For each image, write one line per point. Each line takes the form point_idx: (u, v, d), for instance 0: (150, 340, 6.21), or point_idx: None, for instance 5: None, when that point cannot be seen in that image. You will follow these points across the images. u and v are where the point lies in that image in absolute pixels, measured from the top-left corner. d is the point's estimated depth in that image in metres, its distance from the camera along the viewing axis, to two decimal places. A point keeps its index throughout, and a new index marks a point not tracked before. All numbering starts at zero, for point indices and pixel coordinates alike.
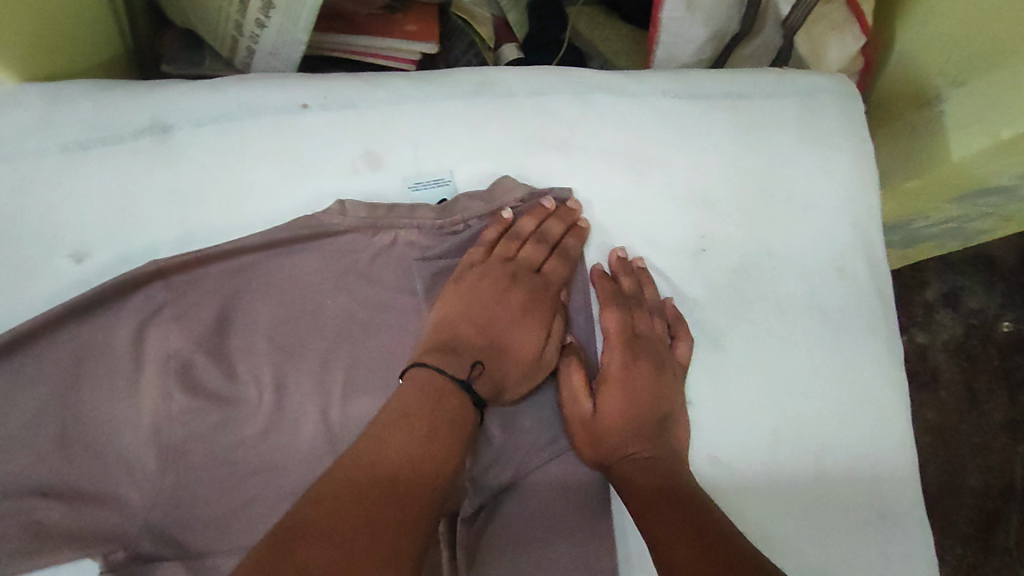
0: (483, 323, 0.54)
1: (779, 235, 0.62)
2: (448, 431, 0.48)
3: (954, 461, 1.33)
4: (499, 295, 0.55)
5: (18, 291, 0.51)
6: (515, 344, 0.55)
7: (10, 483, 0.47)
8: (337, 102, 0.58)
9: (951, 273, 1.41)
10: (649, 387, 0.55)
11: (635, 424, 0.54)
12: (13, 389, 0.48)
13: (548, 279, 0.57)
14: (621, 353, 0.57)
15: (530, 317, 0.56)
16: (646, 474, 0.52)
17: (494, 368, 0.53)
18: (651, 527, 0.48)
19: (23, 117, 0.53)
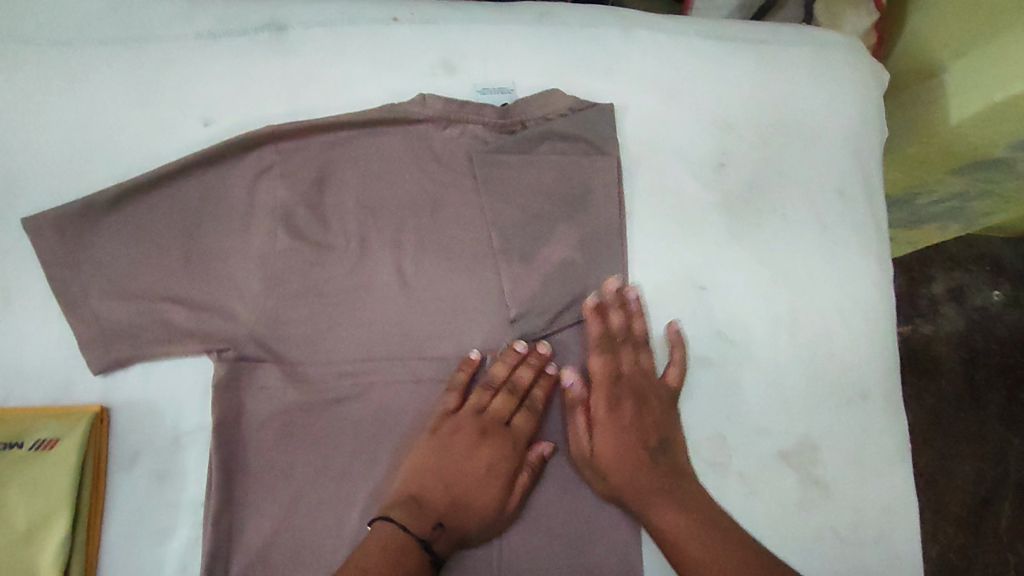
0: (444, 479, 0.58)
1: (790, 160, 0.72)
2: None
3: (951, 447, 1.38)
4: (466, 454, 0.59)
5: (155, 142, 0.62)
6: (477, 496, 0.58)
7: (147, 288, 0.58)
8: (422, 19, 0.69)
9: (958, 270, 1.48)
10: (637, 423, 0.61)
11: (633, 464, 0.60)
12: (152, 217, 0.60)
13: (515, 435, 0.61)
14: (616, 395, 0.62)
15: (488, 481, 0.58)
16: (667, 503, 0.57)
17: (455, 523, 0.57)
18: (678, 549, 0.56)
19: (171, 11, 0.65)
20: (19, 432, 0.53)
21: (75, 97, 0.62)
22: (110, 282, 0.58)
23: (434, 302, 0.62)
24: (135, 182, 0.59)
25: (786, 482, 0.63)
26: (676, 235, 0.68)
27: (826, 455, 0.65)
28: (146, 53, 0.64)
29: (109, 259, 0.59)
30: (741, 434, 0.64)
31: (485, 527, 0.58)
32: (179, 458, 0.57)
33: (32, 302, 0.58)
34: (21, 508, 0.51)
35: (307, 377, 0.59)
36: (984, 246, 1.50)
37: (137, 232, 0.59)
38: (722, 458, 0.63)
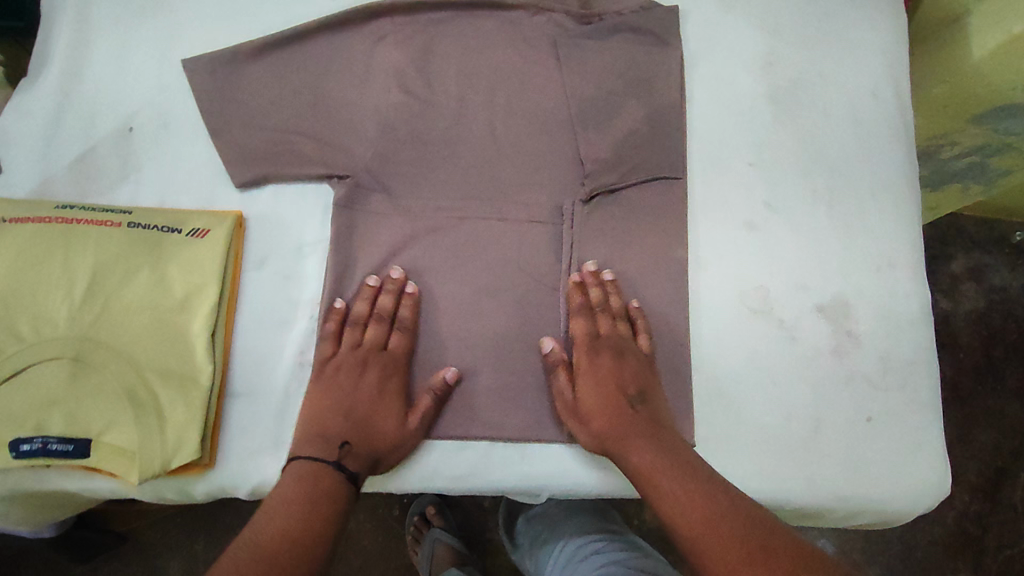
0: (343, 406, 0.62)
1: (830, 65, 0.80)
2: (327, 506, 0.56)
3: (968, 416, 1.30)
4: (355, 382, 0.62)
5: (292, 9, 0.73)
6: (376, 419, 0.62)
7: (280, 124, 0.69)
8: None
9: (977, 250, 1.40)
10: (616, 374, 0.65)
11: (613, 415, 0.63)
12: (286, 68, 0.70)
13: (393, 354, 0.64)
14: (595, 355, 0.66)
15: (383, 402, 0.63)
16: (644, 446, 0.61)
17: (361, 444, 0.61)
18: (660, 492, 0.58)
19: None
20: (178, 220, 0.63)
21: None
22: (248, 116, 0.68)
23: (518, 158, 0.72)
24: (274, 37, 0.70)
25: (820, 332, 0.71)
26: (727, 119, 0.77)
27: (856, 313, 0.72)
28: None
29: (249, 97, 0.69)
30: (782, 288, 0.72)
31: (394, 443, 0.62)
32: (301, 262, 0.66)
33: (186, 126, 0.68)
34: (178, 279, 0.61)
35: (409, 208, 0.69)
36: (1006, 226, 1.41)
37: (272, 78, 0.70)
38: (764, 306, 0.72)
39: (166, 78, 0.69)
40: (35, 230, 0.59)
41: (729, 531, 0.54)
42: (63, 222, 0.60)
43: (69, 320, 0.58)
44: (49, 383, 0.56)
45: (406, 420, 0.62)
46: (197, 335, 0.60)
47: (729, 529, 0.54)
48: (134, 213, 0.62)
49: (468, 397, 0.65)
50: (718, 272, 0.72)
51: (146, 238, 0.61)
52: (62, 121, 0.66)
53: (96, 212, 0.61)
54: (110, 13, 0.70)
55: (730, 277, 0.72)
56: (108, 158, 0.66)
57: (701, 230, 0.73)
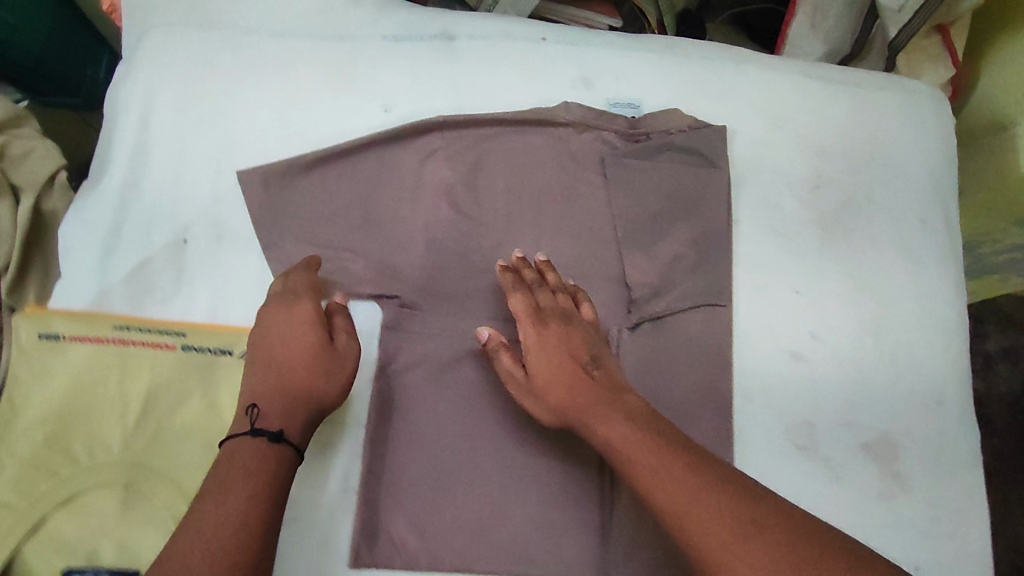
0: (258, 357, 0.59)
1: (877, 188, 0.80)
2: (256, 479, 0.51)
3: (1006, 507, 1.24)
4: (262, 331, 0.61)
5: (345, 121, 0.74)
6: (288, 355, 0.59)
7: (331, 240, 0.70)
8: (567, 40, 0.80)
9: (1016, 330, 1.36)
10: (567, 341, 0.64)
11: (569, 385, 0.61)
12: (337, 183, 0.72)
13: (301, 295, 0.62)
14: (530, 331, 0.64)
15: (297, 338, 0.60)
16: (611, 414, 0.58)
17: (283, 385, 0.58)
18: (633, 468, 0.54)
19: (363, 16, 0.77)
20: (231, 342, 0.64)
21: (280, 78, 0.74)
22: (301, 235, 0.70)
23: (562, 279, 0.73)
24: (325, 152, 0.71)
25: (866, 472, 0.70)
26: (773, 243, 0.77)
27: (903, 452, 0.71)
28: (339, 48, 0.76)
29: (300, 214, 0.70)
30: (827, 424, 0.71)
31: (321, 369, 0.59)
32: None
33: (238, 239, 0.69)
34: (229, 405, 0.62)
35: (454, 329, 0.69)
36: None
37: (325, 194, 0.71)
38: (809, 443, 0.70)
39: (219, 189, 0.70)
40: (95, 350, 0.61)
41: (715, 498, 0.50)
42: (121, 342, 0.62)
43: (123, 444, 0.59)
44: (101, 510, 0.57)
45: (326, 356, 0.60)
46: None
47: (719, 495, 0.50)
48: (188, 334, 0.63)
49: (512, 530, 0.64)
50: (764, 405, 0.71)
51: (198, 360, 0.63)
52: (120, 232, 0.68)
53: (150, 333, 0.63)
54: (169, 123, 0.71)
55: (773, 409, 0.71)
56: (163, 271, 0.67)
57: (746, 360, 0.72)
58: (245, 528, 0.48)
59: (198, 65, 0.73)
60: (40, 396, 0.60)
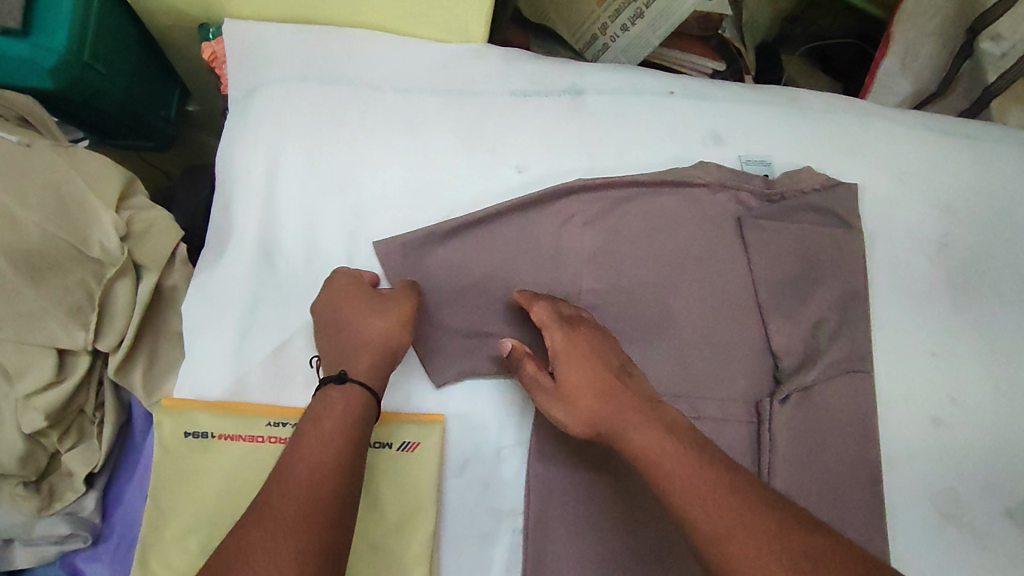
0: (333, 335, 0.59)
1: (1003, 245, 0.79)
2: (335, 446, 0.51)
3: None
4: (328, 314, 0.60)
5: (481, 184, 0.71)
6: (359, 320, 0.59)
7: (475, 315, 0.67)
8: (694, 94, 0.78)
9: None
10: (598, 349, 0.60)
11: (602, 394, 0.57)
12: (477, 252, 0.68)
13: (355, 279, 0.62)
14: (556, 338, 0.60)
15: (359, 307, 0.59)
16: (639, 422, 0.54)
17: (365, 346, 0.58)
18: (663, 478, 0.49)
19: (489, 68, 0.75)
20: (387, 434, 0.60)
21: (413, 137, 0.71)
22: (442, 310, 0.66)
23: (709, 347, 0.70)
24: (464, 221, 0.67)
25: (1010, 538, 0.70)
26: (907, 303, 0.76)
27: None
28: (469, 105, 0.73)
29: (439, 286, 0.67)
30: (970, 489, 0.71)
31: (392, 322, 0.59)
32: (500, 466, 0.63)
33: None
34: (393, 502, 0.58)
35: None
36: None
37: (461, 265, 0.67)
38: (954, 510, 0.70)
39: (357, 261, 0.67)
40: (249, 450, 0.57)
41: (753, 518, 0.45)
42: (276, 442, 0.58)
43: None
44: None
45: (375, 301, 0.60)
46: (415, 564, 0.57)
47: (765, 520, 0.45)
48: None
49: None
50: (907, 472, 0.71)
51: None
52: (254, 308, 0.63)
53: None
54: (298, 186, 0.68)
55: (916, 475, 0.71)
56: (302, 352, 0.63)
57: (888, 426, 0.72)
58: (315, 494, 0.48)
59: (325, 123, 0.70)
60: (188, 498, 0.56)
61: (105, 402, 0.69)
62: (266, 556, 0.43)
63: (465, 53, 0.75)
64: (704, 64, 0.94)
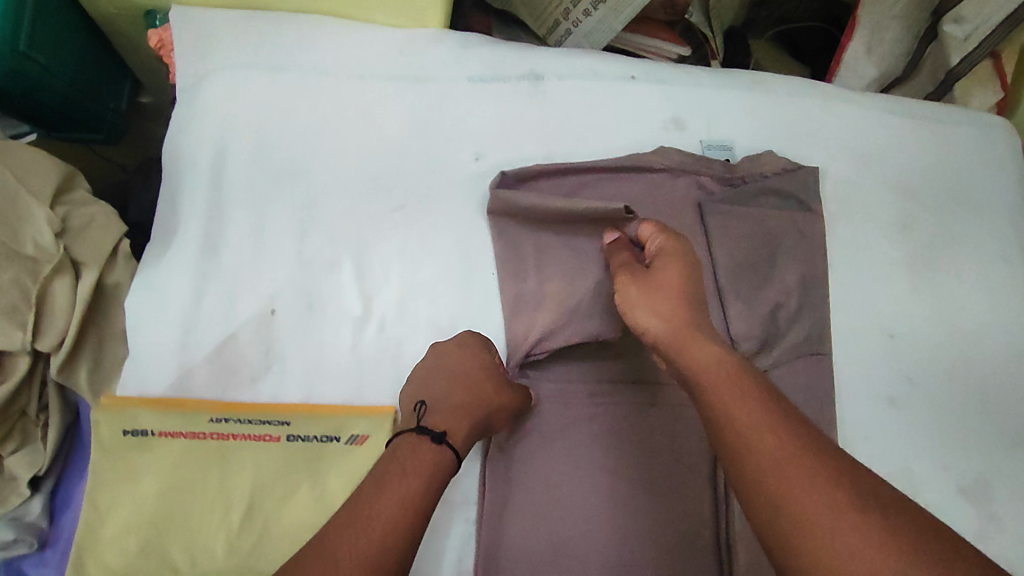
0: (443, 391, 0.60)
1: (960, 226, 0.80)
2: (408, 511, 0.49)
3: None
4: (447, 368, 0.61)
5: (436, 171, 0.69)
6: (476, 389, 0.60)
7: (430, 307, 0.65)
8: (656, 78, 0.77)
9: None
10: (691, 269, 0.61)
11: (677, 305, 0.58)
12: (427, 240, 0.67)
13: (486, 347, 0.63)
14: (654, 248, 0.63)
15: (480, 376, 0.61)
16: (707, 346, 0.53)
17: (467, 414, 0.59)
18: (720, 404, 0.49)
19: (445, 51, 0.72)
20: (336, 426, 0.58)
21: (365, 124, 0.69)
22: (522, 274, 0.67)
23: None
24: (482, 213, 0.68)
25: (966, 516, 0.70)
26: (866, 285, 0.76)
27: (997, 493, 0.72)
28: (425, 90, 0.71)
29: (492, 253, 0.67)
30: (927, 468, 0.72)
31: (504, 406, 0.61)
32: None
33: (331, 309, 0.64)
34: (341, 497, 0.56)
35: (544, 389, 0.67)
36: None
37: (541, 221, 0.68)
38: (911, 489, 0.70)
39: (306, 252, 0.64)
40: (190, 447, 0.55)
41: (817, 481, 0.42)
42: (219, 437, 0.56)
43: (225, 551, 0.54)
44: None
45: (489, 366, 0.62)
46: None
47: (838, 486, 0.42)
48: (292, 423, 0.57)
49: None
50: (865, 453, 0.71)
51: (307, 450, 0.57)
52: (200, 303, 0.61)
53: (253, 423, 0.57)
54: (245, 177, 0.65)
55: (877, 459, 0.71)
56: (251, 346, 0.61)
57: (847, 410, 0.72)
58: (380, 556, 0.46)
59: (273, 111, 0.68)
60: (126, 499, 0.54)
61: (48, 403, 0.67)
62: None
63: (421, 37, 0.72)
64: (666, 50, 0.93)
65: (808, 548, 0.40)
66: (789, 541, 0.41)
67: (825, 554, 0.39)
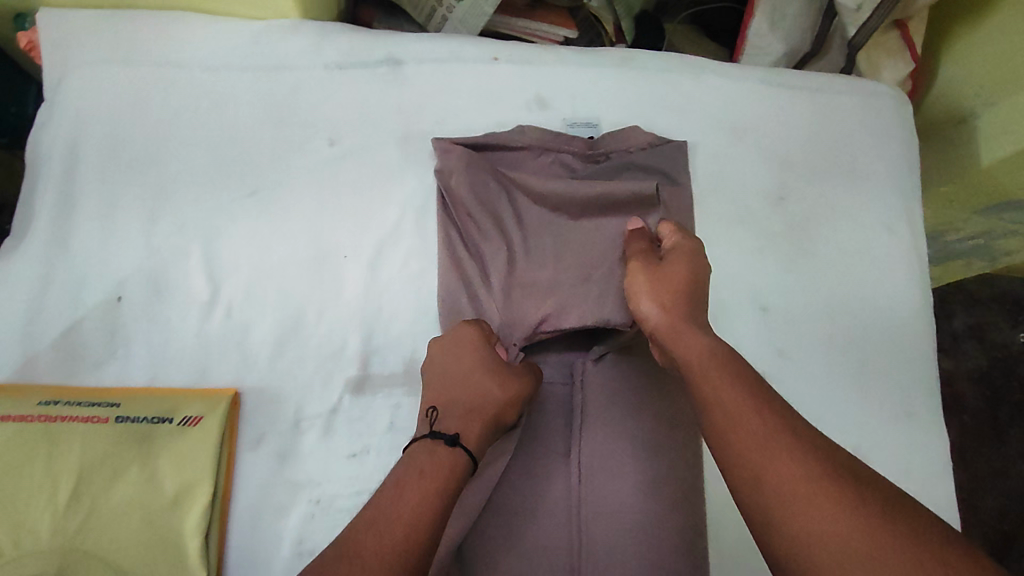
0: (454, 390, 0.60)
1: (841, 196, 0.79)
2: (429, 514, 0.49)
3: (972, 480, 1.36)
4: (456, 366, 0.61)
5: (290, 158, 0.70)
6: (481, 385, 0.60)
7: (278, 290, 0.66)
8: (519, 58, 0.77)
9: (977, 306, 1.46)
10: (694, 266, 0.62)
11: (676, 296, 0.59)
12: (278, 225, 0.68)
13: (489, 338, 0.63)
14: (669, 245, 0.64)
15: (487, 371, 0.60)
16: (695, 331, 0.56)
17: (479, 411, 0.59)
18: (705, 382, 0.51)
19: (304, 40, 0.74)
20: (171, 408, 0.60)
21: (220, 115, 0.70)
22: (520, 250, 0.68)
23: None
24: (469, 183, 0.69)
25: None
26: (740, 259, 0.75)
27: (873, 466, 0.70)
28: (281, 80, 0.72)
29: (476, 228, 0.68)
30: None
31: (512, 399, 0.60)
32: (297, 441, 0.62)
33: (178, 294, 0.65)
34: (171, 475, 0.58)
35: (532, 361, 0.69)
36: (1004, 282, 1.46)
37: (548, 200, 0.69)
38: None
39: (155, 239, 0.66)
40: (18, 430, 0.56)
41: (796, 455, 0.44)
42: (49, 420, 0.57)
43: (52, 530, 0.54)
44: None
45: (495, 360, 0.61)
46: (191, 538, 0.56)
47: (811, 458, 0.43)
48: (122, 405, 0.59)
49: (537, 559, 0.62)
50: None
51: (138, 431, 0.58)
52: (48, 292, 0.63)
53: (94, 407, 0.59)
54: (98, 171, 0.67)
55: None
56: (95, 332, 0.62)
57: None
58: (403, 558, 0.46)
59: (127, 106, 0.69)
60: None
61: None
62: None
63: (278, 27, 0.74)
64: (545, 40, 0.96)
65: (783, 521, 0.42)
66: (758, 516, 0.43)
67: (794, 517, 0.41)
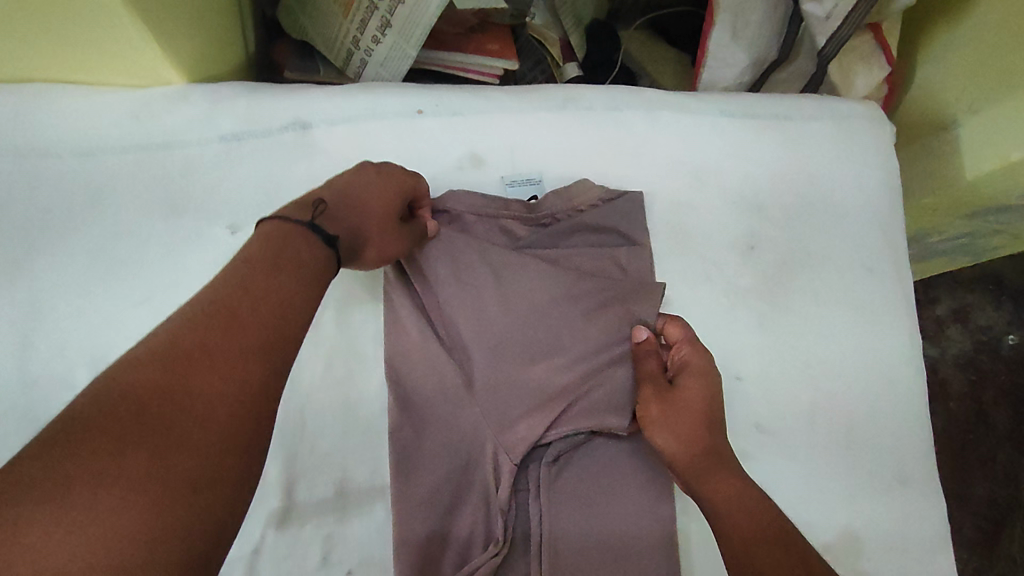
0: (350, 206, 0.55)
1: (817, 239, 0.71)
2: (291, 306, 0.46)
3: (961, 468, 1.30)
4: (371, 191, 0.56)
5: (188, 256, 0.61)
6: (375, 220, 0.56)
7: None
8: (447, 110, 0.68)
9: (960, 288, 1.39)
10: (706, 386, 0.58)
11: (699, 428, 0.57)
12: None
13: (412, 183, 0.60)
14: (678, 354, 0.61)
15: (391, 221, 0.57)
16: (721, 475, 0.55)
17: (360, 225, 0.55)
18: (732, 536, 0.52)
19: (192, 110, 0.63)
20: None
21: (100, 209, 0.60)
22: (488, 337, 0.61)
23: (486, 404, 0.60)
24: (438, 259, 0.62)
25: None
26: (709, 319, 0.67)
27: (864, 542, 0.65)
28: (169, 161, 0.62)
29: (452, 321, 0.61)
30: None
31: (386, 254, 0.57)
32: None
33: None
34: None
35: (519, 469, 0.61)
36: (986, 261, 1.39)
37: (522, 277, 0.62)
38: None
39: (31, 370, 0.56)
40: None
41: None
42: None
43: None
44: None
45: (399, 229, 0.58)
46: None
47: None
48: None
49: None
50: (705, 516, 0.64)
51: None
52: None
53: None
54: None
55: None
56: None
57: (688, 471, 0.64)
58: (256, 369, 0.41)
59: None
60: None
61: None
62: (191, 441, 0.37)
63: (162, 96, 0.63)
64: (487, 80, 0.87)
65: None
66: None
67: None
